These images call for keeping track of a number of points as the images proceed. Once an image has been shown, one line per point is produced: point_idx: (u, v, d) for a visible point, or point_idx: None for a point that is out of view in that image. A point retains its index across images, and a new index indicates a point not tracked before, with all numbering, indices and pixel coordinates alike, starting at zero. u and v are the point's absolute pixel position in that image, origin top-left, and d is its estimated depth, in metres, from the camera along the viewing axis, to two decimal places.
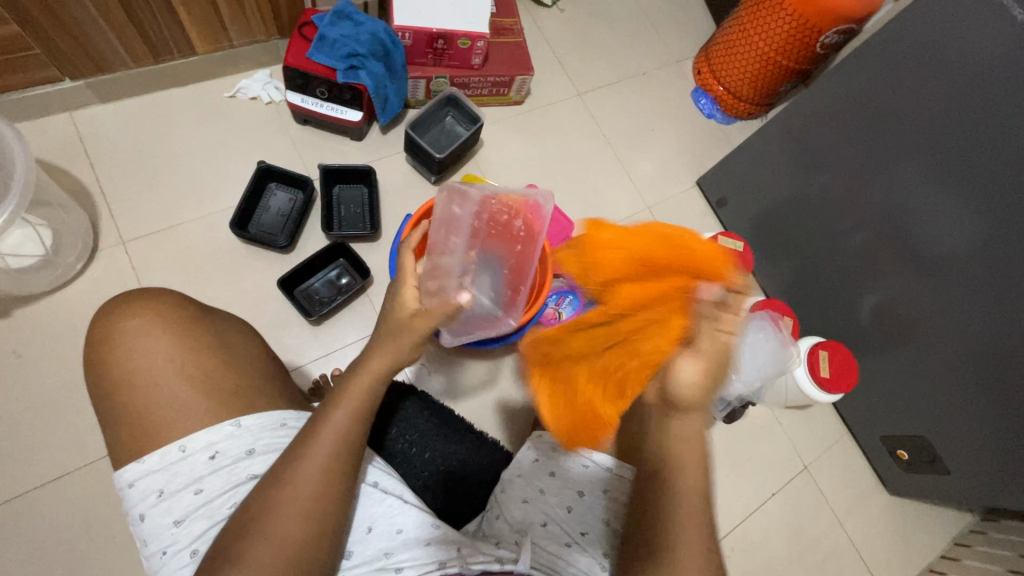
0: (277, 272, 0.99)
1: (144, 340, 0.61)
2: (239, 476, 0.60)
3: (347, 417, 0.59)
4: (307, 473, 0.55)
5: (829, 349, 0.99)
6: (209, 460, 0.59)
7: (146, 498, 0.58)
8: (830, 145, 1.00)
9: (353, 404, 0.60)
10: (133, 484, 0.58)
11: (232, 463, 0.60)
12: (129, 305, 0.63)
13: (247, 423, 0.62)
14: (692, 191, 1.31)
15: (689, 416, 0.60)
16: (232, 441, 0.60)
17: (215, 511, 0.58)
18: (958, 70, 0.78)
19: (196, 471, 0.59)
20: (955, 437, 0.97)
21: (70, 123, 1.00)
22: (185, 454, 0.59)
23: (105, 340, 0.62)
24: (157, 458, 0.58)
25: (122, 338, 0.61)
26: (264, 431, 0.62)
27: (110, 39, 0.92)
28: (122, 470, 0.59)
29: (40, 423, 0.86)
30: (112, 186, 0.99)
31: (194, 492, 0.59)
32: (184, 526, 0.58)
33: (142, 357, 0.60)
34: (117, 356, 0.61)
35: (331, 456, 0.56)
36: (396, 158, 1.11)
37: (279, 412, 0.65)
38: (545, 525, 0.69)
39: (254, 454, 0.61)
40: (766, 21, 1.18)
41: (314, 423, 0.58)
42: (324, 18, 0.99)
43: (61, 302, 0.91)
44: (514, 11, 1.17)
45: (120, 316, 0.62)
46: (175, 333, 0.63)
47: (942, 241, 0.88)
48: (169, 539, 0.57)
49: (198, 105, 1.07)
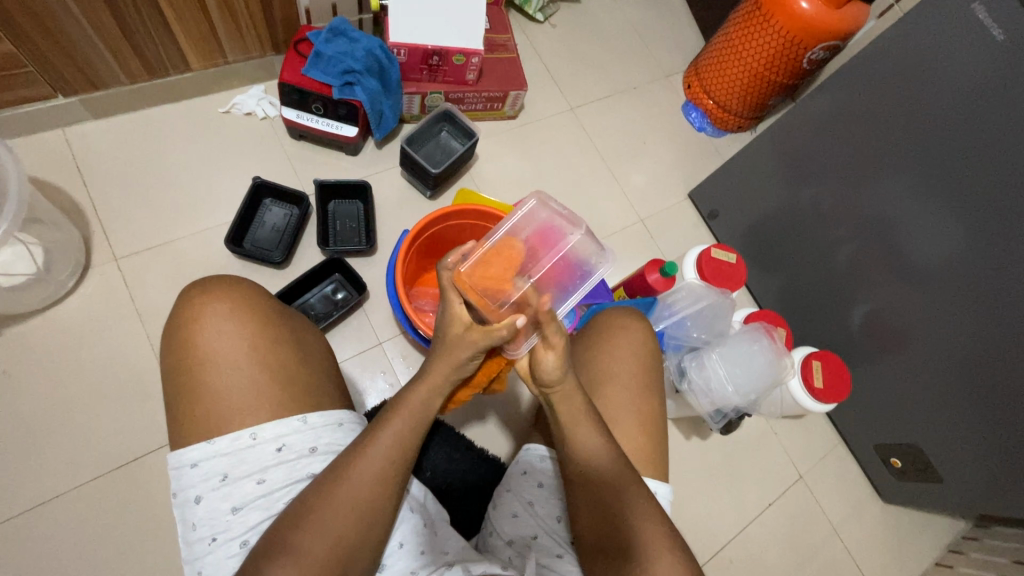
0: (272, 288, 0.99)
1: (229, 325, 0.60)
2: (300, 471, 0.59)
3: (392, 445, 0.57)
4: (360, 479, 0.55)
5: (823, 359, 1.00)
6: (275, 451, 0.58)
7: (207, 480, 0.56)
8: (820, 158, 1.02)
9: (411, 412, 0.60)
10: (197, 464, 0.56)
11: (296, 457, 0.59)
12: (224, 288, 0.62)
13: (312, 420, 0.60)
14: (684, 204, 1.33)
15: (562, 407, 0.61)
16: (300, 435, 0.59)
17: (273, 504, 0.57)
18: (942, 86, 0.80)
19: (262, 460, 0.57)
20: (948, 445, 0.99)
21: (63, 139, 0.99)
22: (254, 442, 0.57)
23: (190, 321, 0.60)
24: (228, 442, 0.56)
25: (209, 320, 0.60)
26: (326, 428, 0.61)
27: (105, 56, 0.92)
28: (186, 448, 0.56)
29: (31, 444, 0.84)
30: (105, 202, 0.98)
31: (257, 481, 0.57)
32: (240, 514, 0.56)
33: (229, 341, 0.59)
34: (199, 338, 0.59)
35: (385, 463, 0.56)
36: (391, 172, 1.12)
37: (339, 411, 0.64)
38: (537, 538, 0.66)
39: (316, 452, 0.60)
40: (753, 37, 1.20)
41: (353, 449, 0.56)
42: (319, 36, 1.00)
43: (52, 320, 0.90)
44: (508, 27, 1.19)
45: (208, 297, 0.61)
46: (260, 322, 0.62)
47: (933, 252, 0.89)
48: (222, 526, 0.56)
49: (193, 121, 1.06)
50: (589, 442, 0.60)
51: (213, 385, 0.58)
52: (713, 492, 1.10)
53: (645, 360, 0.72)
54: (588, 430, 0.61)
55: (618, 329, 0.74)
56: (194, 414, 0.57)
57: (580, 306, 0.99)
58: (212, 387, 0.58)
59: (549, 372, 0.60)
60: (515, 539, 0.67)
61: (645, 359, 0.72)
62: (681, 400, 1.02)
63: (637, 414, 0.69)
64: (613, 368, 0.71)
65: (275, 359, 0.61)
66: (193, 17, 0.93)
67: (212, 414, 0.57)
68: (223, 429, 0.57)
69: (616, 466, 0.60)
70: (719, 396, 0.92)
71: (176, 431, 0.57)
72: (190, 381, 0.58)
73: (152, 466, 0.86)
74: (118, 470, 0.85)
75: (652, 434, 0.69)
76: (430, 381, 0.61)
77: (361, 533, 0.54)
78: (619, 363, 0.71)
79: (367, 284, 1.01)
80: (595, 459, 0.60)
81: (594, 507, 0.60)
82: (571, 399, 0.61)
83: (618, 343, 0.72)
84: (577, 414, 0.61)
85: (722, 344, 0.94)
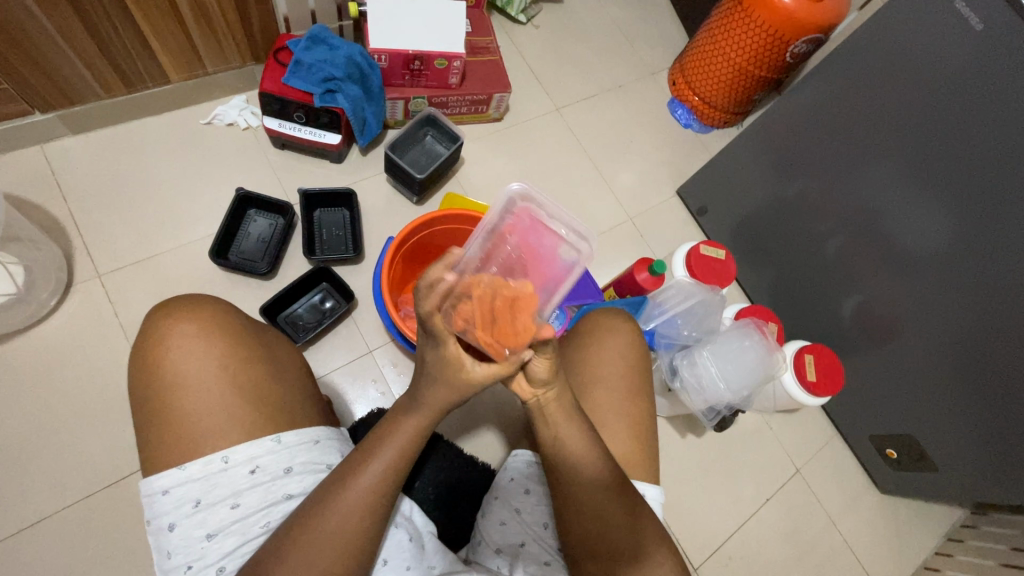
0: (259, 299, 0.98)
1: (196, 346, 0.59)
2: (276, 492, 0.58)
3: (383, 470, 0.56)
4: (350, 508, 0.54)
5: (815, 353, 1.00)
6: (249, 474, 0.57)
7: (180, 507, 0.55)
8: (806, 152, 1.02)
9: (400, 446, 0.58)
10: (168, 491, 0.55)
11: (271, 479, 0.58)
12: (189, 309, 0.62)
13: (286, 439, 0.60)
14: (673, 201, 1.33)
15: (559, 424, 0.60)
16: (273, 456, 0.58)
17: (249, 528, 0.56)
18: (925, 77, 0.80)
19: (235, 484, 0.57)
20: (942, 434, 0.99)
21: (42, 156, 0.98)
22: (226, 466, 0.56)
23: (157, 342, 0.59)
24: (198, 466, 0.56)
25: (176, 340, 0.59)
26: (301, 447, 0.61)
27: (81, 71, 0.91)
28: (157, 475, 0.56)
29: (16, 467, 0.83)
30: (87, 219, 0.97)
31: (231, 506, 0.56)
32: (216, 539, 0.55)
33: (197, 361, 0.58)
34: (169, 359, 0.58)
35: (374, 491, 0.55)
36: (377, 179, 1.11)
37: (315, 428, 0.64)
38: (524, 545, 0.66)
39: (291, 473, 0.59)
40: (736, 32, 1.20)
41: (343, 474, 0.55)
42: (298, 44, 0.99)
43: (35, 340, 0.89)
44: (490, 30, 1.18)
45: (174, 318, 0.60)
46: (231, 341, 0.61)
47: (923, 243, 0.89)
48: (197, 553, 0.55)
49: (173, 133, 1.05)
50: (584, 450, 0.60)
51: (196, 401, 0.57)
52: (708, 489, 1.10)
53: (633, 361, 0.72)
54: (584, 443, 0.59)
55: (606, 332, 0.73)
56: (176, 432, 0.56)
57: (570, 307, 1.00)
58: (195, 404, 0.57)
59: (542, 371, 0.57)
60: (504, 547, 0.66)
61: (633, 363, 0.72)
62: (674, 399, 1.02)
63: (628, 417, 0.68)
64: (602, 372, 0.70)
65: (257, 374, 0.61)
66: (169, 29, 0.92)
67: (191, 432, 0.56)
68: (208, 447, 0.56)
69: (610, 472, 0.60)
70: (711, 395, 0.91)
71: (159, 450, 0.56)
72: (172, 398, 0.57)
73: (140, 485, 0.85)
74: (107, 490, 0.84)
75: (639, 436, 0.68)
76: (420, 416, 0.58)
77: (353, 551, 0.54)
78: (610, 369, 0.71)
79: (354, 293, 1.00)
80: (590, 473, 0.59)
81: (588, 520, 0.59)
82: (565, 406, 0.60)
83: (606, 346, 0.72)
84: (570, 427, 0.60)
85: (713, 341, 0.94)
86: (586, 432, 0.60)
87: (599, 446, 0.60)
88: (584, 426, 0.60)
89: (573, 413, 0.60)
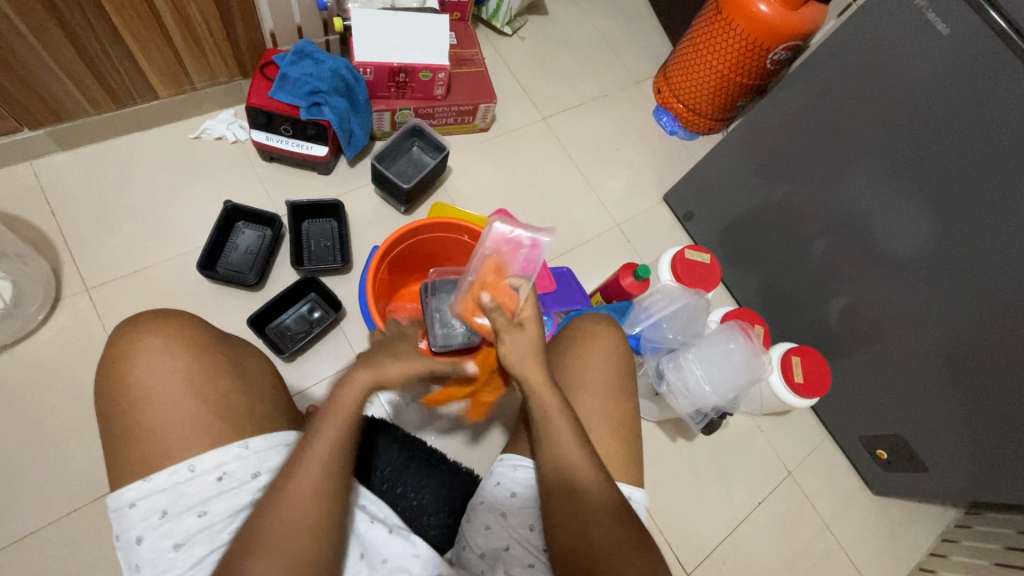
0: (247, 311, 0.98)
1: (168, 360, 0.60)
2: (243, 498, 0.59)
3: (329, 457, 0.56)
4: (302, 490, 0.54)
5: (801, 355, 1.01)
6: (216, 481, 0.57)
7: (147, 519, 0.55)
8: (788, 156, 1.04)
9: (343, 420, 0.57)
10: (135, 503, 0.55)
11: (238, 486, 0.58)
12: (156, 323, 0.62)
13: (254, 445, 0.60)
14: (660, 207, 1.34)
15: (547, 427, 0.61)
16: (241, 462, 0.58)
17: (216, 536, 0.57)
18: (900, 79, 0.82)
19: (202, 492, 0.57)
20: (930, 432, 0.99)
21: (31, 172, 0.99)
22: (193, 474, 0.56)
23: (121, 358, 0.59)
24: (164, 477, 0.56)
25: (140, 356, 0.59)
26: (269, 452, 0.61)
27: (69, 88, 0.92)
28: (123, 488, 0.56)
29: (3, 481, 0.83)
30: (75, 234, 0.97)
31: (198, 515, 0.56)
32: (184, 549, 0.55)
33: (170, 374, 0.59)
34: (144, 372, 0.58)
35: (324, 472, 0.55)
36: (364, 190, 1.12)
37: (283, 432, 0.64)
38: (508, 549, 0.65)
39: (259, 478, 0.59)
40: (717, 40, 1.22)
41: (291, 461, 0.55)
42: (285, 58, 1.01)
43: (22, 355, 0.89)
44: (475, 42, 1.20)
45: (142, 333, 0.60)
46: (204, 354, 0.62)
47: (905, 243, 0.90)
48: (165, 564, 0.55)
49: (161, 148, 1.07)
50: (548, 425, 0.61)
51: (177, 409, 0.58)
52: (700, 493, 1.09)
53: (618, 364, 0.73)
54: (567, 445, 0.60)
55: (591, 335, 0.74)
56: (155, 441, 0.57)
57: (557, 313, 1.04)
58: (175, 413, 0.58)
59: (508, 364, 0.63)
60: (488, 551, 0.66)
61: (590, 349, 0.73)
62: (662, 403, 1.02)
63: (613, 420, 0.69)
64: (586, 375, 0.71)
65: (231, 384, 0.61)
66: (156, 45, 0.93)
67: (170, 443, 0.57)
68: (187, 453, 0.57)
69: (591, 469, 0.60)
70: (698, 397, 0.92)
71: (137, 458, 0.56)
72: (151, 407, 0.58)
73: None
74: (92, 504, 0.84)
75: (623, 436, 0.69)
76: (359, 387, 0.58)
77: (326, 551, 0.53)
78: (597, 373, 0.71)
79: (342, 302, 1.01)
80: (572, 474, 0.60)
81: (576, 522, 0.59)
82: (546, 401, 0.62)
83: (590, 349, 0.73)
84: (555, 431, 0.61)
85: (698, 344, 0.95)
86: (573, 438, 0.60)
87: (586, 451, 0.61)
88: (575, 427, 0.61)
89: (562, 415, 0.61)
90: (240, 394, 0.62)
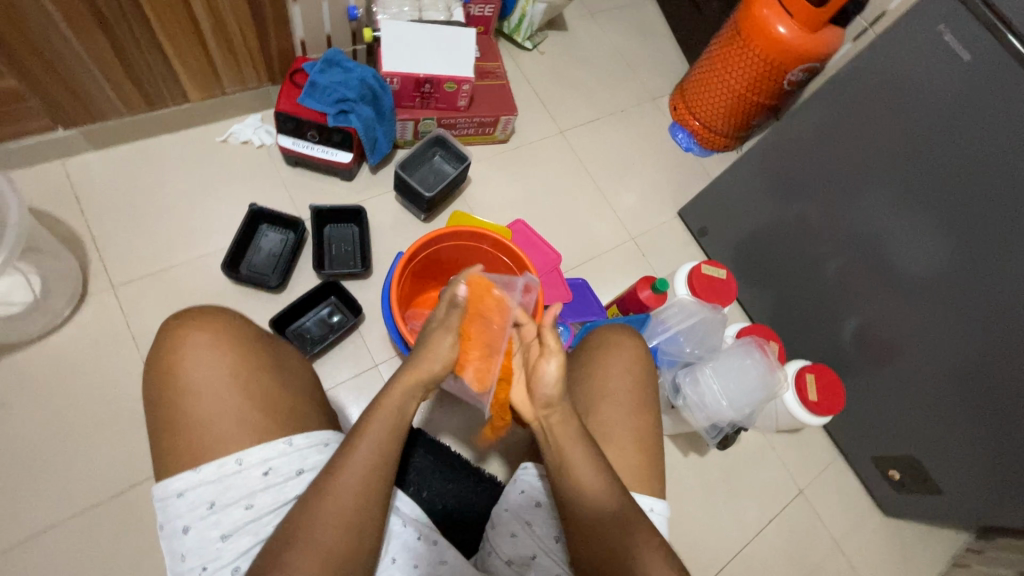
0: (269, 312, 1.00)
1: (211, 354, 0.61)
2: (288, 493, 0.59)
3: (365, 469, 0.56)
4: (345, 488, 0.54)
5: (816, 372, 1.01)
6: (262, 475, 0.58)
7: (195, 509, 0.56)
8: (803, 176, 1.05)
9: (385, 419, 0.59)
10: (183, 493, 0.56)
11: (283, 480, 0.59)
12: (200, 318, 0.63)
13: (298, 442, 0.61)
14: (674, 222, 1.35)
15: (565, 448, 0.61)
16: (285, 458, 0.59)
17: (262, 529, 0.57)
18: (917, 103, 0.83)
19: (248, 485, 0.57)
20: (943, 454, 0.99)
21: (63, 170, 1.01)
22: (240, 467, 0.57)
23: (169, 350, 0.60)
24: (213, 468, 0.57)
25: (189, 349, 0.60)
26: (312, 449, 0.62)
27: (105, 89, 0.95)
28: (172, 478, 0.57)
29: (24, 474, 0.83)
30: (103, 232, 0.99)
31: (245, 507, 0.57)
32: (230, 540, 0.56)
33: (212, 368, 0.60)
34: (186, 366, 0.59)
35: (368, 470, 0.56)
36: (386, 197, 1.14)
37: (324, 431, 0.65)
38: (535, 558, 0.65)
39: (303, 474, 0.60)
40: (735, 60, 1.24)
41: (330, 470, 0.55)
42: (314, 66, 1.03)
43: (48, 350, 0.90)
44: (497, 55, 1.23)
45: (188, 327, 0.62)
46: (245, 349, 0.63)
47: (921, 264, 0.91)
48: (212, 555, 0.56)
49: (190, 150, 1.09)
50: (565, 425, 0.62)
51: (214, 406, 0.59)
52: (712, 508, 1.09)
53: (642, 374, 0.73)
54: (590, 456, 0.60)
55: (615, 346, 0.75)
56: (192, 437, 0.58)
57: (573, 324, 1.05)
58: (211, 410, 0.58)
59: (549, 387, 0.62)
60: (514, 559, 0.66)
61: (611, 352, 0.74)
62: (677, 417, 1.02)
63: (637, 430, 0.70)
64: (610, 383, 0.72)
65: (262, 382, 0.62)
66: (191, 51, 0.96)
67: (204, 439, 0.58)
68: (222, 449, 0.58)
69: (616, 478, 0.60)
70: (714, 412, 0.93)
71: (174, 453, 0.57)
72: (189, 404, 0.58)
73: (145, 495, 0.85)
74: (112, 500, 0.84)
75: (645, 446, 0.69)
76: (404, 386, 0.61)
77: (352, 547, 0.54)
78: (623, 382, 0.72)
79: (362, 306, 1.02)
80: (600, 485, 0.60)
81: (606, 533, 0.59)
82: (564, 426, 0.62)
83: (615, 360, 0.73)
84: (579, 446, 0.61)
85: (715, 359, 0.96)
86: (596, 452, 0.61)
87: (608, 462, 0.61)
88: (594, 453, 0.61)
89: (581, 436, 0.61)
90: (278, 393, 0.62)
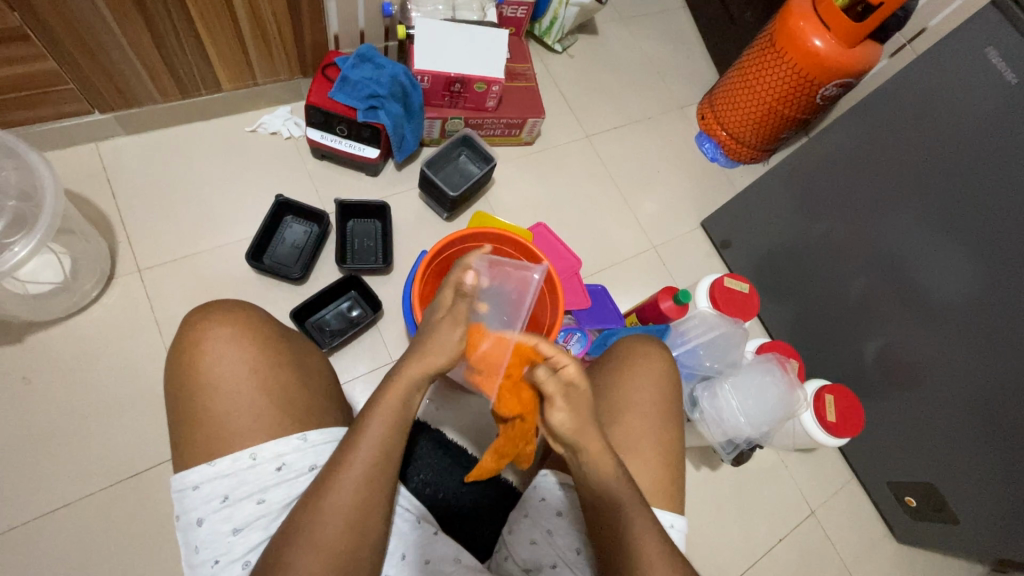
0: (289, 304, 1.00)
1: (231, 349, 0.61)
2: (300, 489, 0.60)
3: (368, 465, 0.55)
4: (348, 481, 0.54)
5: (835, 393, 0.99)
6: (275, 471, 0.58)
7: (208, 502, 0.57)
8: (832, 193, 1.03)
9: (389, 413, 0.58)
10: (198, 486, 0.57)
11: (295, 476, 0.59)
12: (221, 313, 0.63)
13: (312, 438, 0.61)
14: (696, 232, 1.34)
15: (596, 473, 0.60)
16: (299, 454, 0.60)
17: (273, 524, 0.58)
18: (957, 126, 0.81)
19: (261, 480, 0.58)
20: (962, 486, 0.97)
21: (96, 153, 1.03)
22: (254, 462, 0.58)
23: (191, 343, 0.61)
24: (228, 462, 0.57)
25: (210, 342, 0.61)
26: (325, 446, 0.62)
27: (141, 75, 0.96)
28: (188, 471, 0.57)
29: (44, 451, 0.85)
30: (131, 215, 1.01)
31: (257, 502, 0.58)
32: (242, 534, 0.57)
33: (232, 363, 0.60)
34: (208, 358, 0.60)
35: (371, 468, 0.55)
36: (410, 194, 1.14)
37: (338, 429, 0.65)
38: (555, 567, 0.65)
39: (316, 470, 0.60)
40: (768, 72, 1.23)
41: (334, 462, 0.55)
42: (347, 61, 1.03)
43: (74, 329, 0.92)
44: (528, 57, 1.22)
45: (210, 320, 0.62)
46: (265, 344, 0.63)
47: (951, 290, 0.89)
48: (223, 548, 0.56)
49: (219, 138, 1.10)
50: (595, 456, 0.60)
51: (234, 397, 0.59)
52: (721, 524, 1.08)
53: (666, 387, 0.73)
54: (606, 460, 0.60)
55: (640, 356, 0.75)
56: (212, 429, 0.58)
57: (591, 331, 1.05)
58: (233, 402, 0.59)
59: (564, 428, 0.60)
60: (531, 564, 0.67)
61: (630, 363, 0.74)
62: (692, 431, 1.01)
63: (655, 444, 0.69)
64: (626, 393, 0.71)
65: (282, 376, 0.62)
66: (226, 40, 0.96)
67: (223, 429, 0.58)
68: (240, 441, 0.58)
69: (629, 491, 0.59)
70: (730, 427, 0.91)
71: (194, 442, 0.58)
72: (211, 395, 0.59)
73: (159, 479, 0.86)
74: (127, 481, 0.85)
75: (662, 459, 0.68)
76: (409, 378, 0.60)
77: (360, 549, 0.54)
78: (646, 396, 0.71)
79: (381, 302, 1.03)
80: (607, 492, 0.59)
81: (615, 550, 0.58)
82: (594, 457, 0.60)
83: (638, 370, 0.73)
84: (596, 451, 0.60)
85: (735, 374, 0.94)
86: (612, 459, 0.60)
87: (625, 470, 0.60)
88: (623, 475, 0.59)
89: (604, 449, 0.60)
90: (296, 387, 0.63)
